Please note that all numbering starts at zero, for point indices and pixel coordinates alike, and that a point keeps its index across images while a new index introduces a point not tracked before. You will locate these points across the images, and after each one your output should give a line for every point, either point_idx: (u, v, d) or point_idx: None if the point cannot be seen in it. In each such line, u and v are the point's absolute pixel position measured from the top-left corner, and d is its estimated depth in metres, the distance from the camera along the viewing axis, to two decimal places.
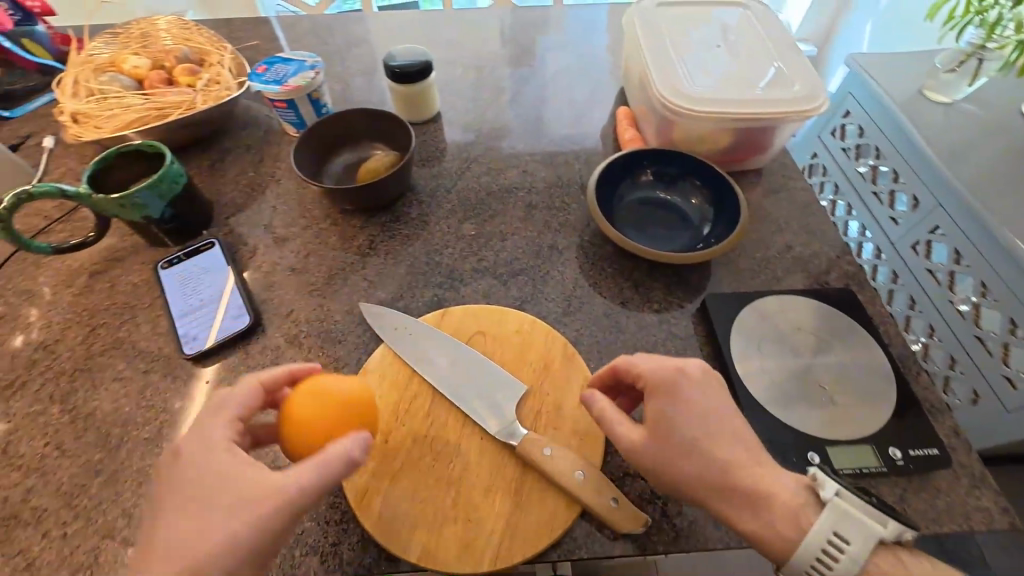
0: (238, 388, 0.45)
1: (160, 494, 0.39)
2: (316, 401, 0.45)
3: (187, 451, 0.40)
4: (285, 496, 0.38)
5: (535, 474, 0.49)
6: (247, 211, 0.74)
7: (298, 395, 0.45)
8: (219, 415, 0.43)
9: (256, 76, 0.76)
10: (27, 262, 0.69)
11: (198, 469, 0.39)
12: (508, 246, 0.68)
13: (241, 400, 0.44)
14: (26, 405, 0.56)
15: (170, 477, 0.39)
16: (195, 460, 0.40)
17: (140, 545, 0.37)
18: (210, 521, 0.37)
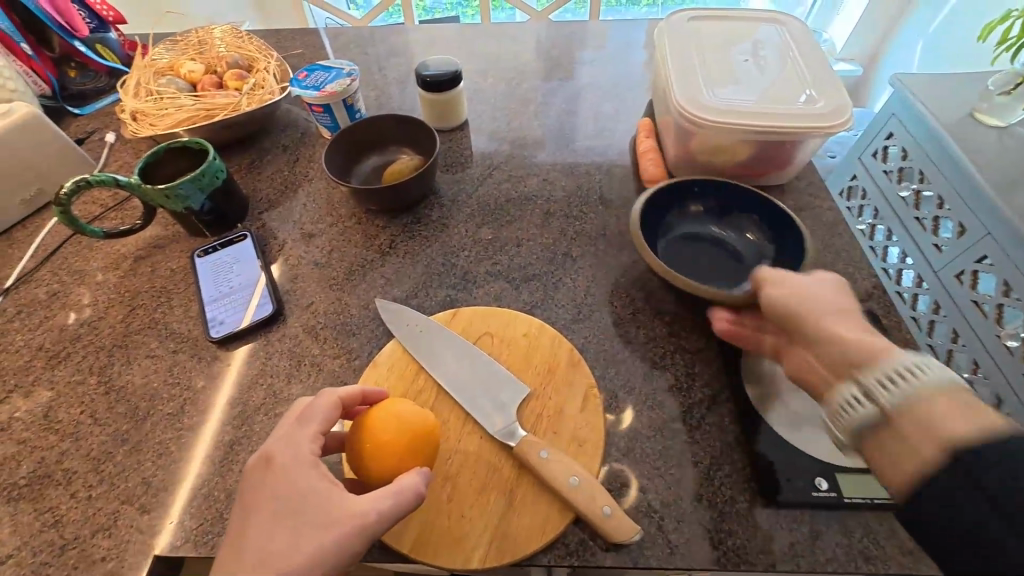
0: (320, 402, 0.46)
1: (250, 498, 0.41)
2: (396, 424, 0.46)
3: (279, 461, 0.42)
4: (364, 519, 0.40)
5: (530, 476, 0.49)
6: (280, 207, 0.78)
7: (380, 416, 0.47)
8: (306, 428, 0.45)
9: (296, 82, 0.81)
10: (82, 245, 0.75)
11: (290, 483, 0.41)
12: (522, 252, 0.69)
13: (326, 417, 0.46)
14: (68, 375, 0.61)
15: (262, 484, 0.41)
16: (285, 470, 0.42)
17: (231, 544, 0.39)
18: (297, 537, 0.39)
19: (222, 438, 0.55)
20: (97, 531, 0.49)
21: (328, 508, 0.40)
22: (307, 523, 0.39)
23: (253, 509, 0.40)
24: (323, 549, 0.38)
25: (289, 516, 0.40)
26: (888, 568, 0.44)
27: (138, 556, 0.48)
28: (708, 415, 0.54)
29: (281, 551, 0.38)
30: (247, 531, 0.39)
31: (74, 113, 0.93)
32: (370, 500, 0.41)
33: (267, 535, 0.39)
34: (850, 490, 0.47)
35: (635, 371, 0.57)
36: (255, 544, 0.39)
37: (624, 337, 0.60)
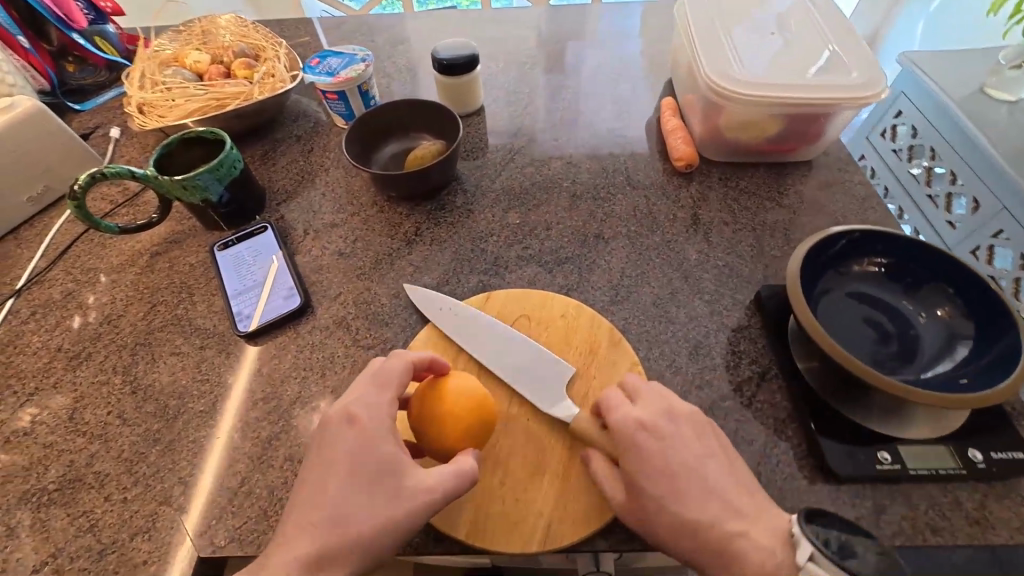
0: (399, 369, 0.47)
1: (332, 452, 0.43)
2: (465, 398, 0.46)
3: (362, 421, 0.44)
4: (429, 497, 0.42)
5: (583, 458, 0.47)
6: (297, 198, 0.76)
7: (451, 386, 0.47)
8: (387, 393, 0.46)
9: (309, 68, 0.78)
10: (94, 243, 0.72)
11: (370, 448, 0.42)
12: (553, 235, 0.68)
13: (401, 384, 0.47)
14: (91, 375, 0.59)
15: (341, 441, 0.43)
16: (366, 431, 0.43)
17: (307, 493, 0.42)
18: (375, 500, 0.41)
19: (259, 433, 0.53)
20: (135, 534, 0.47)
21: (402, 479, 0.42)
22: (382, 489, 0.41)
23: (332, 466, 0.42)
24: (397, 515, 0.41)
25: (362, 480, 0.41)
26: (956, 540, 0.44)
27: (181, 559, 0.46)
28: (759, 391, 0.53)
29: (353, 513, 0.40)
30: (324, 486, 0.42)
31: (75, 109, 0.90)
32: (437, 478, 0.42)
33: (344, 495, 0.41)
34: (913, 461, 0.46)
35: (680, 351, 0.56)
36: (331, 499, 0.41)
37: (666, 317, 0.59)
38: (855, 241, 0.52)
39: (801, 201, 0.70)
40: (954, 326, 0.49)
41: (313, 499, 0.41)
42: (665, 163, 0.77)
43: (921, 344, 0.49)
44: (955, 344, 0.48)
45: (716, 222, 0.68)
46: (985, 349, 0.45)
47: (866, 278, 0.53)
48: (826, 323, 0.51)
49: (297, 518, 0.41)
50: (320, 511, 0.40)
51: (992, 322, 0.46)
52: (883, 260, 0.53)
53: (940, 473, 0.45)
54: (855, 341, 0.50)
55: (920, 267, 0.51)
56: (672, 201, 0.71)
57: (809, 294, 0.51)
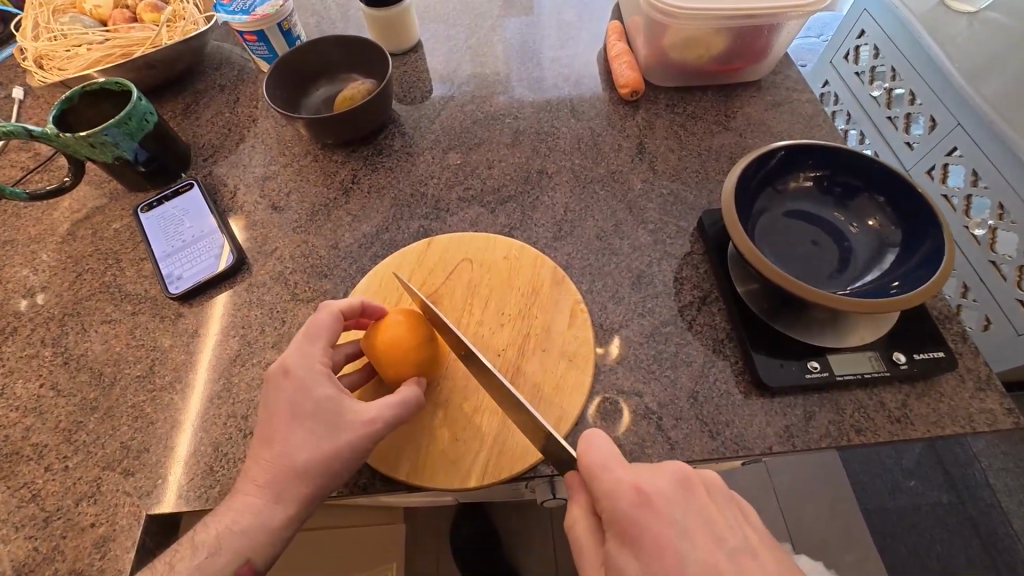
0: (319, 319, 0.45)
1: (271, 402, 0.43)
2: (407, 332, 0.46)
3: (295, 370, 0.43)
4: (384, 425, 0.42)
5: (523, 392, 0.48)
6: (225, 152, 0.71)
7: (390, 322, 0.46)
8: (317, 341, 0.44)
9: (221, 6, 0.71)
10: (8, 213, 0.67)
11: (306, 394, 0.42)
12: (495, 173, 0.65)
13: (331, 330, 0.45)
14: (19, 350, 0.56)
15: (280, 391, 0.42)
16: (300, 379, 0.42)
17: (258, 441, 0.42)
18: (316, 441, 0.41)
19: (200, 393, 0.52)
20: (81, 500, 0.47)
21: (343, 415, 0.42)
22: (324, 427, 0.41)
23: (278, 414, 0.42)
24: (339, 449, 0.41)
25: (306, 423, 0.41)
26: (877, 438, 0.46)
27: (129, 518, 0.46)
28: (699, 315, 0.53)
29: (300, 450, 0.41)
30: (270, 431, 0.42)
31: None
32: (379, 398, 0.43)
33: (294, 436, 0.41)
34: (841, 368, 0.48)
35: (624, 281, 0.56)
36: (281, 442, 0.41)
37: (609, 250, 0.58)
38: (787, 157, 0.51)
39: (748, 123, 0.68)
40: (884, 235, 0.49)
41: (266, 441, 0.42)
42: (612, 92, 0.73)
43: (852, 256, 0.49)
44: (884, 251, 0.48)
45: (661, 150, 0.66)
46: (912, 255, 0.46)
47: (801, 195, 0.52)
48: (761, 244, 0.50)
49: (257, 458, 0.41)
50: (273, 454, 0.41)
51: (918, 227, 0.46)
52: (818, 174, 0.52)
53: (865, 377, 0.47)
54: (789, 257, 0.50)
55: (851, 179, 0.51)
56: (617, 132, 0.68)
57: (745, 215, 0.50)
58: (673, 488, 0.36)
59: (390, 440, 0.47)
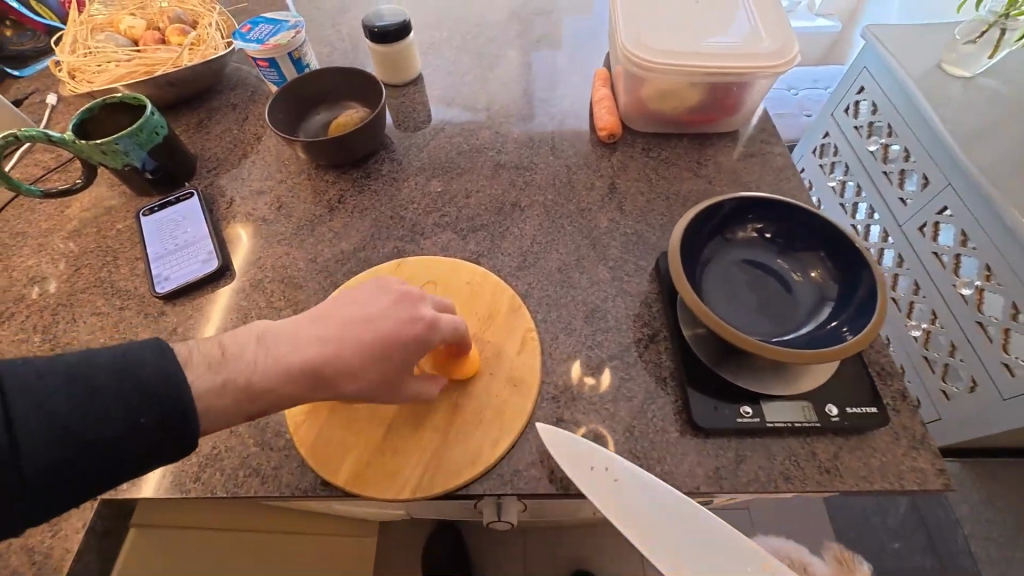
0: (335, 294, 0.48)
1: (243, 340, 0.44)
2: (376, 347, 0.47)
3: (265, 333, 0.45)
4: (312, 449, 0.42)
5: (465, 413, 0.50)
6: (227, 165, 0.77)
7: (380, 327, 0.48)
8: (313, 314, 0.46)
9: (240, 35, 0.78)
10: (25, 207, 0.73)
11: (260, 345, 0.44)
12: (471, 203, 0.69)
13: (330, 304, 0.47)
14: (13, 333, 0.61)
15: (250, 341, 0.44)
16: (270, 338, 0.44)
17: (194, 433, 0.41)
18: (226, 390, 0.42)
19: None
20: None
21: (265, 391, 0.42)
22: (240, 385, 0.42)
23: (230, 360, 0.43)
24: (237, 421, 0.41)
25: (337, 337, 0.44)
26: (805, 487, 0.47)
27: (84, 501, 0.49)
28: (646, 352, 0.55)
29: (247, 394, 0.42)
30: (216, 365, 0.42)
31: (13, 74, 0.89)
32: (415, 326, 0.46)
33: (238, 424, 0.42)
34: (773, 415, 0.49)
35: (577, 314, 0.58)
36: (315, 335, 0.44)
37: (568, 283, 0.61)
38: (737, 209, 0.54)
39: (718, 172, 0.71)
40: (824, 288, 0.51)
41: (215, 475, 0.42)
42: (593, 134, 0.77)
43: (794, 308, 0.51)
44: (822, 305, 0.50)
45: (631, 192, 0.69)
46: (845, 308, 0.48)
47: (749, 245, 0.54)
48: (708, 290, 0.52)
49: (236, 354, 0.43)
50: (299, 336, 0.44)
51: (853, 284, 0.48)
52: (765, 227, 0.54)
53: (797, 426, 0.48)
54: (739, 309, 0.51)
55: (799, 235, 0.53)
56: (592, 171, 0.72)
57: (691, 261, 0.52)
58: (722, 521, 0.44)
59: (332, 448, 0.49)
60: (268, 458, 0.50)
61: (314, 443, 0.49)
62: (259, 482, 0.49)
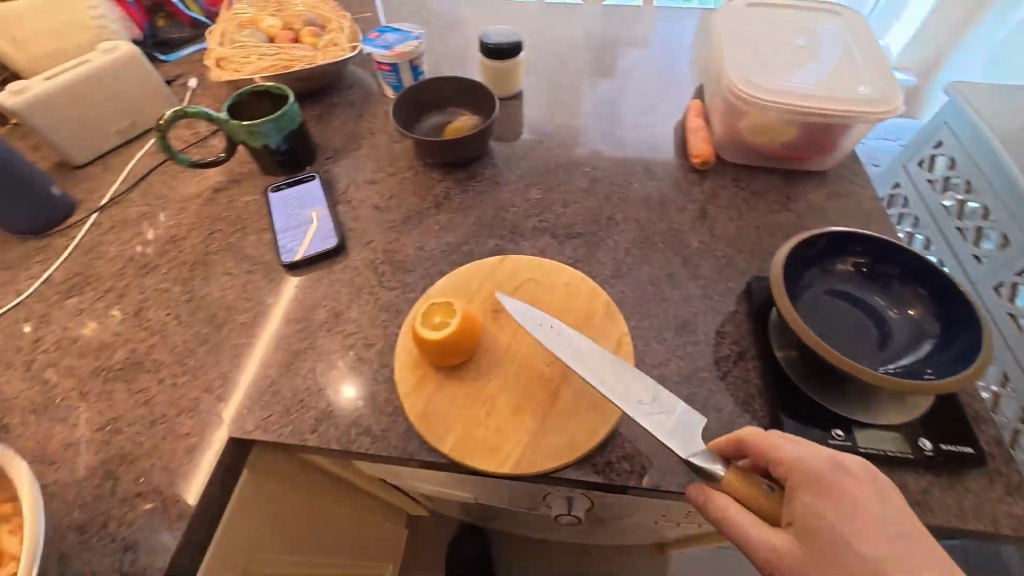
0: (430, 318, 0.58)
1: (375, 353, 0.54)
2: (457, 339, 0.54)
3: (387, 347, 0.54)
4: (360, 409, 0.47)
5: (563, 401, 0.54)
6: (343, 155, 0.84)
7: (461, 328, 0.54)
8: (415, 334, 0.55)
9: (369, 41, 0.87)
10: (167, 174, 0.82)
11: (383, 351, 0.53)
12: (568, 212, 0.74)
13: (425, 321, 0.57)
14: (156, 282, 0.68)
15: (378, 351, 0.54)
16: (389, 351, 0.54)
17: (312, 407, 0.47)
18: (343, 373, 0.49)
19: (289, 347, 0.61)
20: (183, 412, 0.56)
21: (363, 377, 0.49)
22: None
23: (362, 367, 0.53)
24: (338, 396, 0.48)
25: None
26: None
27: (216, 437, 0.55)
28: (734, 368, 0.58)
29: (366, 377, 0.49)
30: None
31: (160, 58, 1.01)
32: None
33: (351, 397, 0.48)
34: (866, 442, 0.50)
35: (668, 326, 0.61)
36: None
37: (660, 295, 0.64)
38: (840, 240, 0.56)
39: (807, 207, 0.74)
40: (923, 325, 0.52)
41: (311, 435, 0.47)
42: (684, 160, 0.81)
43: (890, 341, 0.53)
44: (921, 341, 0.51)
45: (722, 217, 0.73)
46: (947, 346, 0.49)
47: (846, 277, 0.57)
48: (805, 314, 0.55)
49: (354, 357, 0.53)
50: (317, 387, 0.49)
51: (954, 324, 0.50)
52: (864, 261, 0.56)
53: (890, 456, 0.50)
54: (836, 336, 0.53)
55: (901, 272, 0.55)
56: (684, 194, 0.76)
57: (790, 286, 0.55)
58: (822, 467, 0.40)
59: (440, 418, 0.53)
60: (378, 420, 0.55)
61: (423, 411, 0.54)
62: (370, 440, 0.54)
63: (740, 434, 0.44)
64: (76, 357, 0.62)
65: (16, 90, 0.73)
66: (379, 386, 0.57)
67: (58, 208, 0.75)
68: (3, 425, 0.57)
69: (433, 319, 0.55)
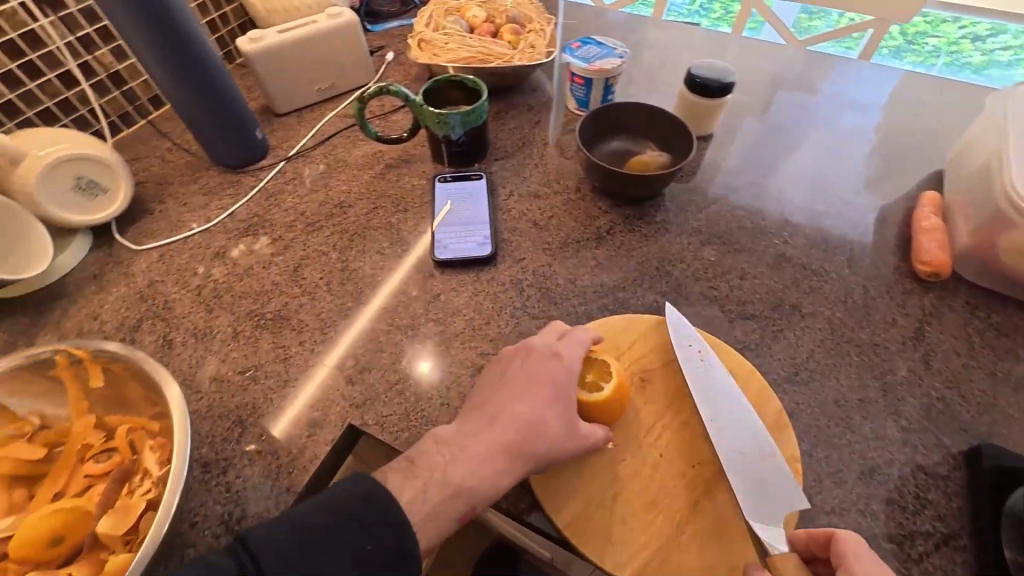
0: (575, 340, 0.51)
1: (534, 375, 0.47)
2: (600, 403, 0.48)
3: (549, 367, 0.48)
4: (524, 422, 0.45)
5: (704, 517, 0.46)
6: (512, 160, 0.82)
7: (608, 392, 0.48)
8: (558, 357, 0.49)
9: (570, 50, 0.83)
10: (349, 140, 0.86)
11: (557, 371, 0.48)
12: (745, 286, 0.64)
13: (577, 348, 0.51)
14: (318, 243, 0.71)
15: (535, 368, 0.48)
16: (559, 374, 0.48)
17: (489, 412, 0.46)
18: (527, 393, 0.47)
19: (422, 349, 0.60)
20: (313, 383, 0.57)
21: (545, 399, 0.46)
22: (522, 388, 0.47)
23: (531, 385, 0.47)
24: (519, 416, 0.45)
25: (559, 394, 0.47)
26: None
27: (337, 419, 0.55)
28: (933, 553, 0.45)
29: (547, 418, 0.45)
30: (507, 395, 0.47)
31: (368, 28, 1.06)
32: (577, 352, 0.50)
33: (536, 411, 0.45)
34: None
35: (850, 466, 0.50)
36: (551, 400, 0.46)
37: (846, 423, 0.53)
38: None
39: None
40: None
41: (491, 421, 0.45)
42: (902, 261, 0.67)
43: None
44: None
45: (944, 347, 0.58)
46: None
47: None
48: None
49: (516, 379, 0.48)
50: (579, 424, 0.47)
51: None
52: None
53: None
54: None
55: None
56: (896, 304, 0.62)
57: None
58: None
59: (560, 483, 0.48)
60: None
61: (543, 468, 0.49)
62: None
63: (833, 530, 0.42)
64: (238, 294, 0.66)
65: (254, 38, 0.79)
66: None
67: (256, 149, 0.81)
68: (168, 339, 0.62)
69: (587, 376, 0.50)
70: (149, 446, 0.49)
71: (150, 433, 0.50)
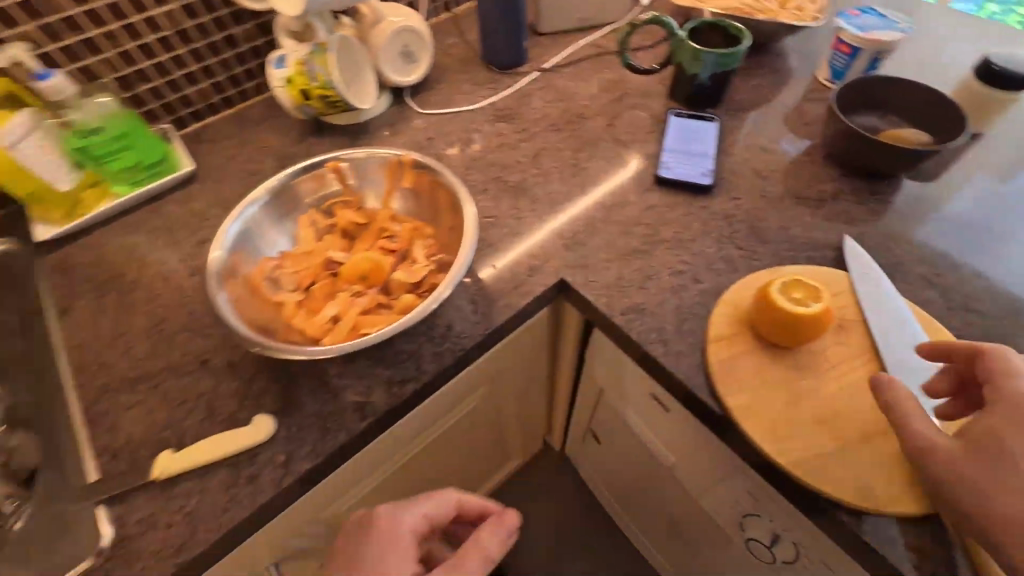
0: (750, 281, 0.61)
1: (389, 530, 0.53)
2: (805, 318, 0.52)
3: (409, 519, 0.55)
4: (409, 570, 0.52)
5: (872, 449, 0.50)
6: (745, 114, 0.85)
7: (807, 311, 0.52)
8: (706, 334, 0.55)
9: (845, 17, 0.82)
10: (595, 66, 0.96)
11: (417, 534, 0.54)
12: (971, 286, 0.62)
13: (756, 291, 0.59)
14: (557, 141, 0.83)
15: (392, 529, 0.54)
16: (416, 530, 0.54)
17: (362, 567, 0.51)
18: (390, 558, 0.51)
19: (631, 243, 0.68)
20: (537, 243, 0.70)
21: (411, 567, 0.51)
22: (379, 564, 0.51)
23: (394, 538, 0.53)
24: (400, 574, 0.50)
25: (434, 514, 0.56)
26: None
27: (552, 271, 0.67)
28: None
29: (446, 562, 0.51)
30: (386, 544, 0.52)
31: None
32: (497, 539, 0.54)
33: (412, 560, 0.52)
34: None
35: None
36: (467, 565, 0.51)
37: None
38: None
39: None
40: None
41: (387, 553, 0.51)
42: None
43: None
44: None
45: None
46: None
47: None
48: None
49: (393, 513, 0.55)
50: (506, 526, 0.55)
51: None
52: None
53: None
54: None
55: None
56: None
57: None
58: (1023, 402, 0.42)
59: (737, 377, 0.54)
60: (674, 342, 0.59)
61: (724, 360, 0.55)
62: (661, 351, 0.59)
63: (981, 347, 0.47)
64: (489, 163, 0.81)
65: None
66: (689, 317, 0.61)
67: (520, 56, 0.95)
68: None
69: (794, 294, 0.54)
70: (421, 242, 0.67)
71: (423, 234, 0.68)
